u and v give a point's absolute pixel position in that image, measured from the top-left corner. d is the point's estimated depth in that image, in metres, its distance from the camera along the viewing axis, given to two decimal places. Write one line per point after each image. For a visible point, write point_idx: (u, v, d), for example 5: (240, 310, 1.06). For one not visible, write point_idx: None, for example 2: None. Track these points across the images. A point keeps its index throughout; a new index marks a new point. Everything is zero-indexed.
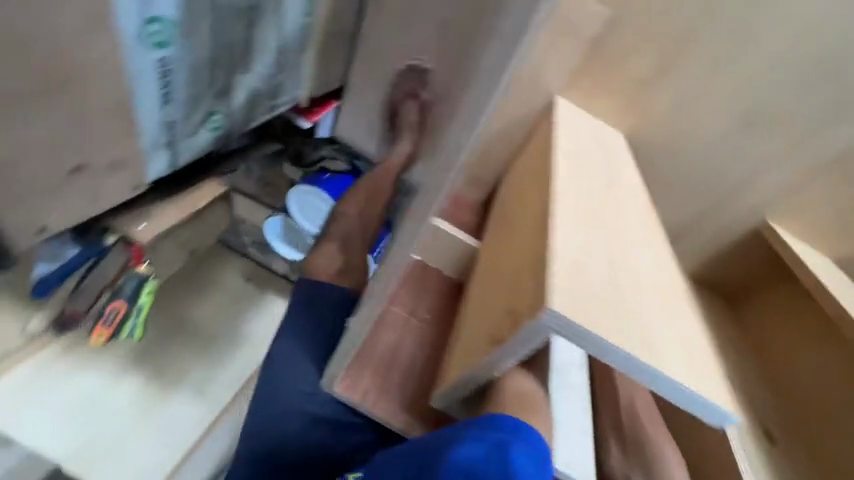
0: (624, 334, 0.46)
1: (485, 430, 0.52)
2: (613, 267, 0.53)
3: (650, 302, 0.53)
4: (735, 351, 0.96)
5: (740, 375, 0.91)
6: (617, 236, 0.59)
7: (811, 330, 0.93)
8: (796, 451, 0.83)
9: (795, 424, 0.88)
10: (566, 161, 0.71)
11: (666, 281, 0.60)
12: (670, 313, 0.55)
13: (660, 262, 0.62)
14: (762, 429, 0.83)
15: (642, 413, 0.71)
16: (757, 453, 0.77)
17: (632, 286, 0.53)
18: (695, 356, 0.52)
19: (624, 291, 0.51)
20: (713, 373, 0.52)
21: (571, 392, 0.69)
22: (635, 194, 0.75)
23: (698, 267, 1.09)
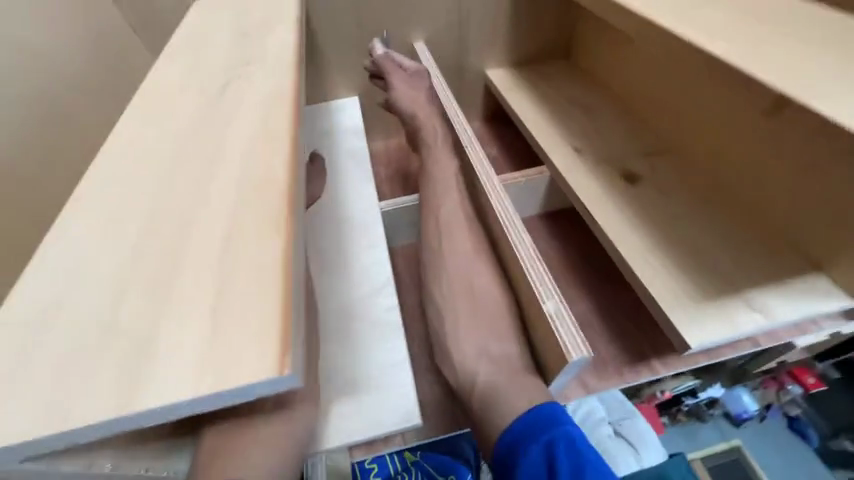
0: (122, 360, 0.29)
1: (534, 432, 0.54)
2: (200, 204, 0.38)
3: (206, 217, 0.37)
4: (574, 109, 0.98)
5: (579, 129, 0.92)
6: (213, 152, 0.43)
7: (620, 43, 0.94)
8: (658, 164, 0.82)
9: (655, 142, 0.86)
10: (278, 57, 0.60)
11: (251, 157, 0.42)
12: (237, 205, 0.37)
13: (258, 127, 0.46)
14: (620, 174, 0.81)
15: (471, 272, 0.72)
16: (622, 217, 0.74)
17: (240, 208, 0.37)
18: (259, 251, 0.34)
19: (195, 235, 0.35)
20: (271, 275, 0.32)
21: (372, 332, 0.62)
22: (269, 48, 0.62)
23: (514, 55, 1.13)
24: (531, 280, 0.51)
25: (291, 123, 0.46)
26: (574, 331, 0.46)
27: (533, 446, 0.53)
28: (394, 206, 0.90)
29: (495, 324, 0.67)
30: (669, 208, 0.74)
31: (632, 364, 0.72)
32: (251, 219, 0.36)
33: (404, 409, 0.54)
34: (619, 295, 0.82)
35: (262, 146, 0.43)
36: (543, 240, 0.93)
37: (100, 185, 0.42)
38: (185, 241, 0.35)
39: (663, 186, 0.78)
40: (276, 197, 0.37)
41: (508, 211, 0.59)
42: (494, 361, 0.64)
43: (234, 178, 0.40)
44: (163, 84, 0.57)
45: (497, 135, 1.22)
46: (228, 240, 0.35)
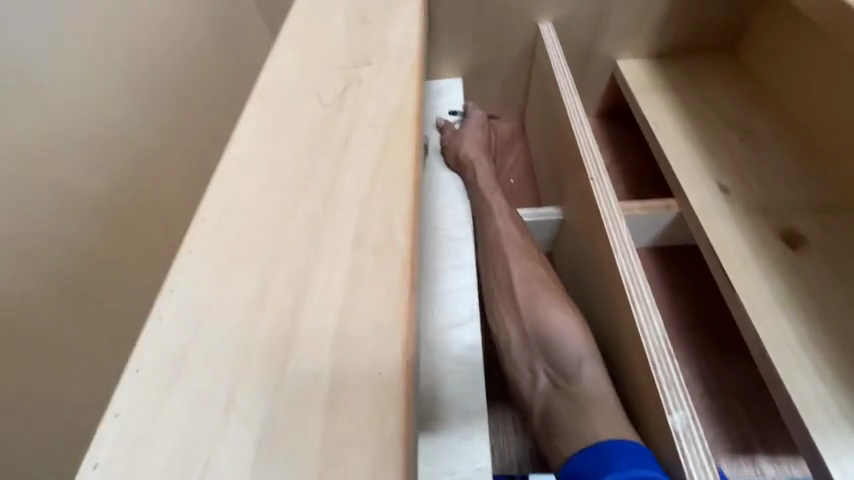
0: (236, 441, 0.27)
1: (611, 461, 0.47)
2: (315, 254, 0.35)
3: (321, 272, 0.34)
4: (727, 129, 0.79)
5: (730, 160, 0.75)
6: (331, 185, 0.40)
7: (821, 52, 0.72)
8: (839, 227, 0.64)
9: (841, 194, 0.67)
10: (397, 60, 0.53)
11: (371, 200, 0.38)
12: (352, 264, 0.34)
13: (379, 157, 0.42)
14: (778, 232, 0.65)
15: (520, 279, 0.65)
16: (772, 291, 0.59)
17: (363, 270, 0.34)
18: (376, 335, 0.30)
19: (310, 297, 0.33)
20: (391, 372, 0.29)
21: (453, 367, 0.59)
22: (389, 43, 0.56)
23: (659, 46, 0.93)
24: (655, 377, 0.43)
25: (412, 165, 0.40)
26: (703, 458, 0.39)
27: (609, 475, 0.45)
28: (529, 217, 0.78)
29: (550, 339, 0.59)
30: (843, 291, 0.58)
31: (734, 457, 0.64)
32: (370, 296, 0.32)
33: (482, 465, 0.52)
34: (729, 369, 0.71)
35: (384, 192, 0.39)
36: (651, 282, 0.80)
37: (225, 198, 0.41)
38: (300, 303, 0.33)
39: (838, 262, 0.61)
40: (396, 264, 0.34)
41: (635, 268, 0.50)
42: (563, 380, 0.56)
43: (352, 227, 0.37)
44: (279, 77, 0.54)
45: (612, 137, 1.06)
46: (340, 317, 0.31)
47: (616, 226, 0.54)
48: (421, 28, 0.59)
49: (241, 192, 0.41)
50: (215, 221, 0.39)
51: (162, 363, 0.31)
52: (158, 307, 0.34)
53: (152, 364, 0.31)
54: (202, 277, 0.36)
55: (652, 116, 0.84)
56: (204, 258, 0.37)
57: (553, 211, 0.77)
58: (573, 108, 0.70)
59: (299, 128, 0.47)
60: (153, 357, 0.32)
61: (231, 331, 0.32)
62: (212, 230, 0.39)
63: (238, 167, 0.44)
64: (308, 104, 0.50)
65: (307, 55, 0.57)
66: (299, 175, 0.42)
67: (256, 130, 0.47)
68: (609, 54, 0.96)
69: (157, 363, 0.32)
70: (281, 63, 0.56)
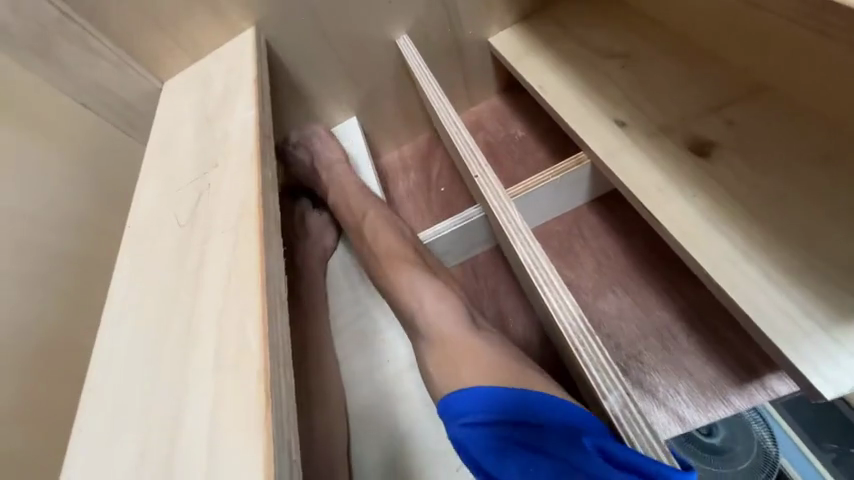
0: None
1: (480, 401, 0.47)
2: (183, 393, 0.35)
3: (190, 411, 0.34)
4: (608, 63, 0.77)
5: (619, 93, 0.73)
6: (192, 310, 0.40)
7: None
8: (740, 118, 0.61)
9: (732, 83, 0.65)
10: (239, 152, 0.53)
11: (225, 313, 0.38)
12: (213, 391, 0.34)
13: (228, 263, 0.42)
14: (687, 147, 0.62)
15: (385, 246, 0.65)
16: (699, 210, 0.56)
17: (223, 396, 0.33)
18: (240, 465, 0.29)
19: (180, 444, 0.32)
20: None
21: (418, 413, 0.58)
22: (231, 137, 0.56)
23: (520, 9, 0.92)
24: (582, 362, 0.41)
25: (258, 262, 0.40)
26: (651, 435, 0.36)
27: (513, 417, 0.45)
28: (453, 227, 0.76)
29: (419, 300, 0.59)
30: (767, 181, 0.55)
31: (739, 384, 0.60)
32: (232, 422, 0.31)
33: None
34: (702, 294, 0.67)
35: (237, 299, 0.38)
36: (600, 237, 0.77)
37: (103, 359, 0.41)
38: (175, 452, 0.32)
39: (752, 153, 0.58)
40: (251, 378, 0.33)
41: (536, 254, 0.48)
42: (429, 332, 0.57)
43: (211, 351, 0.36)
44: (141, 213, 0.55)
45: (519, 108, 1.05)
46: (210, 455, 0.31)
47: (509, 214, 0.53)
48: (261, 109, 0.59)
49: (119, 347, 0.41)
50: (94, 388, 0.39)
51: None
52: None
53: None
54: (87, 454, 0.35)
55: (534, 80, 0.82)
56: (87, 433, 0.37)
57: (473, 210, 0.75)
58: (444, 111, 0.70)
59: (162, 260, 0.47)
60: None
61: None
62: (92, 399, 0.39)
63: (112, 322, 0.44)
64: (168, 231, 0.50)
65: (164, 178, 0.58)
66: (168, 311, 0.42)
67: (126, 275, 0.48)
68: (478, 36, 0.95)
69: None
70: (142, 198, 0.57)
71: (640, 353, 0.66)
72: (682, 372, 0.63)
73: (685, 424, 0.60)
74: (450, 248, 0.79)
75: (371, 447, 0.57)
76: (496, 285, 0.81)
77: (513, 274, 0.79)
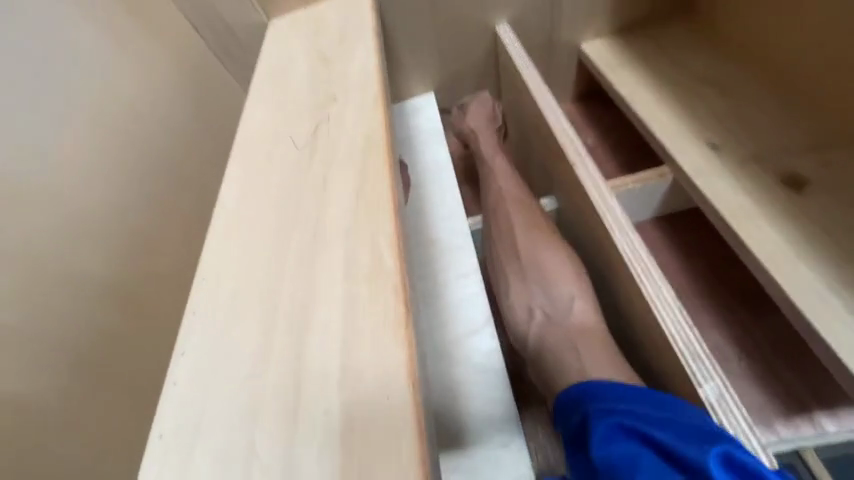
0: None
1: (610, 392, 0.43)
2: (311, 293, 0.36)
3: (320, 310, 0.35)
4: (703, 88, 0.79)
5: (713, 118, 0.74)
6: (317, 223, 0.41)
7: None
8: (834, 163, 0.63)
9: (827, 130, 0.67)
10: (360, 93, 0.55)
11: (355, 230, 0.39)
12: (345, 296, 0.35)
13: (355, 187, 0.43)
14: (778, 179, 0.63)
15: (524, 229, 0.67)
16: (787, 240, 0.57)
17: (358, 301, 0.34)
18: (380, 363, 0.30)
19: (311, 338, 0.33)
20: (399, 395, 0.29)
21: (474, 378, 0.59)
22: (351, 78, 0.58)
23: (619, 21, 0.93)
24: (677, 351, 0.42)
25: (390, 191, 0.41)
26: (744, 427, 0.37)
27: (603, 405, 0.42)
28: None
29: (551, 282, 0.61)
30: None
31: (787, 415, 0.61)
32: (369, 322, 0.32)
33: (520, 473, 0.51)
34: (758, 324, 0.68)
35: (367, 221, 0.39)
36: (660, 251, 0.78)
37: (218, 252, 0.43)
38: (305, 345, 0.33)
39: (848, 197, 0.59)
40: (388, 290, 0.34)
41: (634, 243, 0.49)
42: (553, 310, 0.59)
43: (341, 261, 0.37)
44: (251, 132, 0.56)
45: (593, 118, 1.06)
46: (342, 353, 0.32)
47: (607, 202, 0.54)
48: (379, 56, 0.61)
49: (236, 245, 0.43)
50: (211, 276, 0.41)
51: (183, 421, 0.32)
52: (171, 372, 0.35)
53: (175, 423, 0.32)
54: (208, 333, 0.37)
55: (625, 91, 0.83)
56: (205, 315, 0.38)
57: (547, 202, 0.76)
58: (542, 99, 0.71)
59: (279, 175, 0.48)
60: (174, 416, 0.33)
61: (241, 385, 0.33)
62: (210, 285, 0.40)
63: (227, 223, 0.45)
64: (284, 151, 0.51)
65: (276, 104, 0.59)
66: (286, 222, 0.43)
67: (239, 184, 0.49)
68: (572, 39, 0.96)
69: (176, 422, 0.32)
70: (253, 119, 0.58)
71: None
72: None
73: None
74: None
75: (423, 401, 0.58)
76: None
77: None
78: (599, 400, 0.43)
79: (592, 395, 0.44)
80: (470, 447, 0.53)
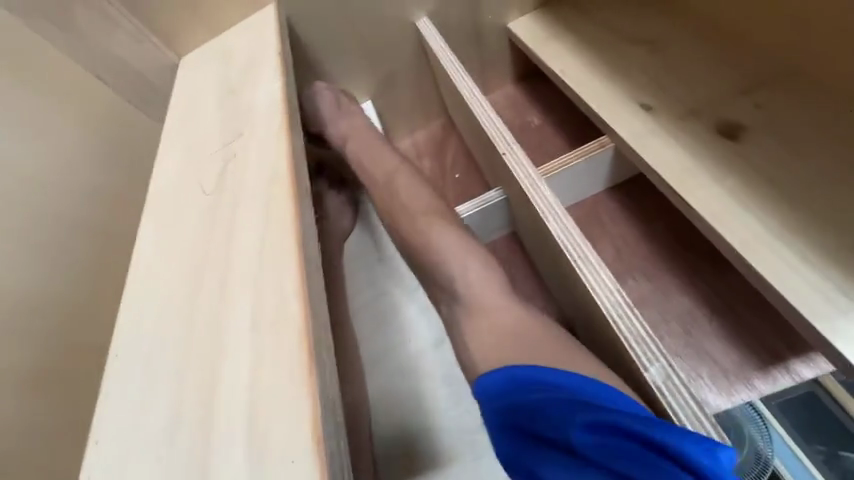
0: None
1: (527, 385, 0.44)
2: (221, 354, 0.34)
3: (229, 371, 0.33)
4: (632, 49, 0.77)
5: (644, 78, 0.72)
6: (225, 274, 0.39)
7: None
8: (767, 104, 0.62)
9: (756, 71, 0.66)
10: (265, 122, 0.52)
11: (261, 276, 0.37)
12: (253, 351, 0.33)
13: (262, 228, 0.41)
14: (715, 130, 0.62)
15: (446, 240, 0.57)
16: (731, 192, 0.56)
17: (263, 357, 0.32)
18: (286, 425, 0.29)
19: (221, 405, 0.31)
20: (305, 455, 0.27)
21: (444, 392, 0.58)
22: (257, 108, 0.55)
23: None
24: (621, 336, 0.40)
25: (294, 227, 0.39)
26: (695, 406, 0.36)
27: (512, 402, 0.44)
28: (474, 209, 0.75)
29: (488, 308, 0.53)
30: (796, 164, 0.55)
31: (764, 368, 0.60)
32: (273, 379, 0.30)
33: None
34: (722, 280, 0.67)
35: (273, 263, 0.37)
36: (617, 223, 0.77)
37: (132, 320, 0.40)
38: (215, 413, 0.31)
39: (783, 138, 0.58)
40: (292, 338, 0.32)
41: (569, 229, 0.48)
42: (493, 336, 0.51)
43: (248, 312, 0.35)
44: (162, 185, 0.53)
45: (536, 96, 1.04)
46: (251, 415, 0.30)
47: (541, 191, 0.52)
48: (285, 80, 0.58)
49: (147, 309, 0.40)
50: (122, 349, 0.38)
51: None
52: (84, 468, 0.32)
53: None
54: (121, 413, 0.34)
55: (556, 64, 0.81)
56: (116, 395, 0.35)
57: (495, 194, 0.74)
58: (468, 91, 0.69)
59: (189, 226, 0.46)
60: None
61: (157, 469, 0.30)
62: (121, 359, 0.37)
63: (139, 286, 0.42)
64: (194, 199, 0.49)
65: (186, 150, 0.56)
66: (196, 278, 0.41)
67: (151, 242, 0.46)
68: (498, 20, 0.93)
69: None
70: (163, 170, 0.55)
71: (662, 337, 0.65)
72: (705, 358, 0.62)
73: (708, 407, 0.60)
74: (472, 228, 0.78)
75: (396, 425, 0.57)
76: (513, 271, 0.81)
77: (531, 262, 0.80)
78: (505, 396, 0.45)
79: (496, 391, 0.46)
80: (447, 465, 0.53)
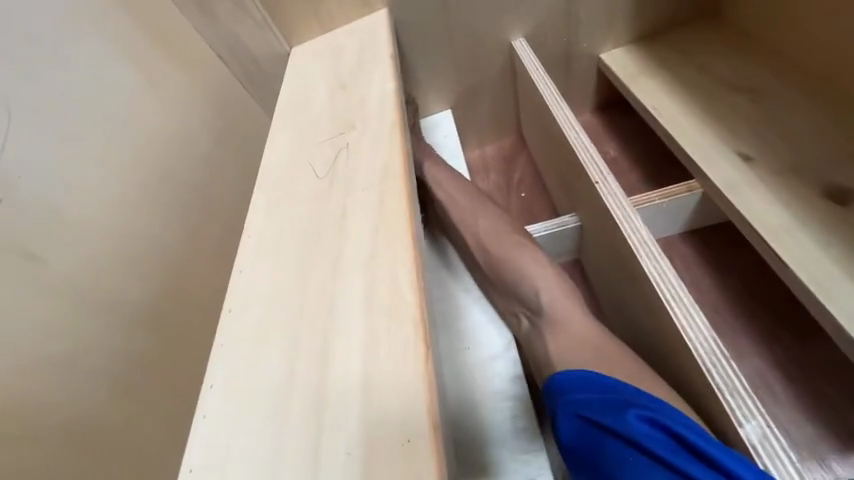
0: None
1: (588, 388, 0.45)
2: (333, 328, 0.37)
3: (342, 345, 0.35)
4: (733, 96, 0.75)
5: (745, 127, 0.70)
6: (337, 255, 0.42)
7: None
8: None
9: None
10: (378, 119, 0.56)
11: (374, 262, 0.39)
12: (366, 331, 0.35)
13: (375, 217, 0.43)
14: (821, 191, 0.60)
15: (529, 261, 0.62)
16: (836, 258, 0.54)
17: (376, 339, 0.34)
18: (401, 407, 0.31)
19: (334, 375, 0.34)
20: (421, 437, 0.29)
21: (498, 404, 0.58)
22: (369, 105, 0.59)
23: (640, 29, 0.91)
24: (714, 386, 0.40)
25: (407, 222, 0.41)
26: (792, 473, 0.35)
27: (580, 398, 0.45)
28: (544, 231, 0.75)
29: (569, 334, 0.55)
30: None
31: (844, 451, 0.57)
32: (389, 361, 0.33)
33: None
34: (802, 348, 0.64)
35: (386, 251, 0.40)
36: (692, 269, 0.75)
37: (247, 283, 0.44)
38: (327, 381, 0.34)
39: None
40: (407, 326, 0.34)
41: (664, 268, 0.47)
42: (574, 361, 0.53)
43: (361, 293, 0.38)
44: (274, 163, 0.57)
45: (615, 127, 1.03)
46: (365, 390, 0.32)
47: (634, 224, 0.52)
48: (396, 82, 0.62)
49: (261, 275, 0.44)
50: (238, 308, 0.42)
51: (215, 455, 0.33)
52: (200, 408, 0.36)
53: (207, 456, 0.33)
54: (236, 365, 0.38)
55: (649, 101, 0.81)
56: (233, 348, 0.39)
57: (569, 219, 0.74)
58: (561, 114, 0.70)
59: (301, 204, 0.50)
60: (205, 448, 0.34)
61: (267, 419, 0.34)
62: (237, 316, 0.41)
63: (253, 253, 0.47)
64: (306, 180, 0.53)
65: (297, 134, 0.61)
66: (308, 254, 0.44)
67: (264, 214, 0.51)
68: (591, 50, 0.94)
69: (207, 456, 0.33)
70: (276, 149, 0.60)
71: None
72: (777, 427, 0.59)
73: None
74: (537, 249, 0.78)
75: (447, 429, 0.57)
76: None
77: (592, 291, 0.80)
78: (577, 393, 0.46)
79: (570, 387, 0.47)
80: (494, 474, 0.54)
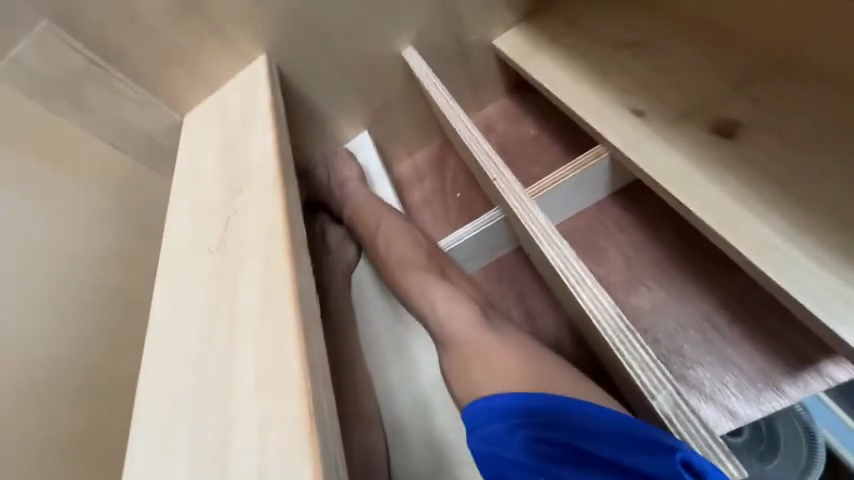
0: None
1: (498, 417, 0.49)
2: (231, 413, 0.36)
3: (238, 430, 0.34)
4: (619, 55, 0.76)
5: (635, 83, 0.71)
6: (231, 331, 0.41)
7: None
8: (763, 100, 0.60)
9: (748, 66, 0.64)
10: (260, 177, 0.55)
11: (262, 333, 0.38)
12: (258, 411, 0.34)
13: (261, 284, 0.42)
14: (712, 131, 0.60)
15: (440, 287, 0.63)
16: (734, 194, 0.55)
17: (267, 418, 0.33)
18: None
19: (232, 464, 0.33)
20: None
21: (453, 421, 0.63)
22: (253, 163, 0.58)
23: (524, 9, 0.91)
24: (626, 364, 0.42)
25: (290, 283, 0.41)
26: (704, 432, 0.39)
27: (509, 421, 0.48)
28: (474, 231, 0.76)
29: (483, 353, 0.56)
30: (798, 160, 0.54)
31: (792, 372, 0.59)
32: (279, 440, 0.32)
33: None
34: (737, 281, 0.65)
35: (272, 321, 0.39)
36: (622, 230, 0.75)
37: (152, 381, 0.42)
38: (227, 473, 0.33)
39: (785, 134, 0.57)
40: (293, 397, 0.33)
41: (565, 254, 0.48)
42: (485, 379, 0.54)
43: (253, 370, 0.37)
44: (173, 244, 0.56)
45: (528, 107, 1.03)
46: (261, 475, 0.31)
47: (534, 216, 0.52)
48: (278, 132, 0.61)
49: (165, 370, 0.43)
50: (146, 411, 0.40)
51: None
52: None
53: None
54: (147, 474, 0.36)
55: (543, 79, 0.80)
56: (142, 456, 0.37)
57: (494, 214, 0.74)
58: (454, 114, 0.69)
59: (198, 284, 0.48)
60: None
61: None
62: (145, 421, 0.40)
63: (157, 347, 0.45)
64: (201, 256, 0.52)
65: (192, 208, 0.60)
66: (206, 336, 0.43)
67: (164, 302, 0.49)
68: (484, 40, 0.94)
69: None
70: (174, 229, 0.58)
71: (681, 347, 0.64)
72: (729, 365, 0.61)
73: (737, 419, 0.58)
74: (473, 250, 0.79)
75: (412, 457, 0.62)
76: (522, 287, 0.81)
77: (538, 275, 0.80)
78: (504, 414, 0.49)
79: (497, 407, 0.50)
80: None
